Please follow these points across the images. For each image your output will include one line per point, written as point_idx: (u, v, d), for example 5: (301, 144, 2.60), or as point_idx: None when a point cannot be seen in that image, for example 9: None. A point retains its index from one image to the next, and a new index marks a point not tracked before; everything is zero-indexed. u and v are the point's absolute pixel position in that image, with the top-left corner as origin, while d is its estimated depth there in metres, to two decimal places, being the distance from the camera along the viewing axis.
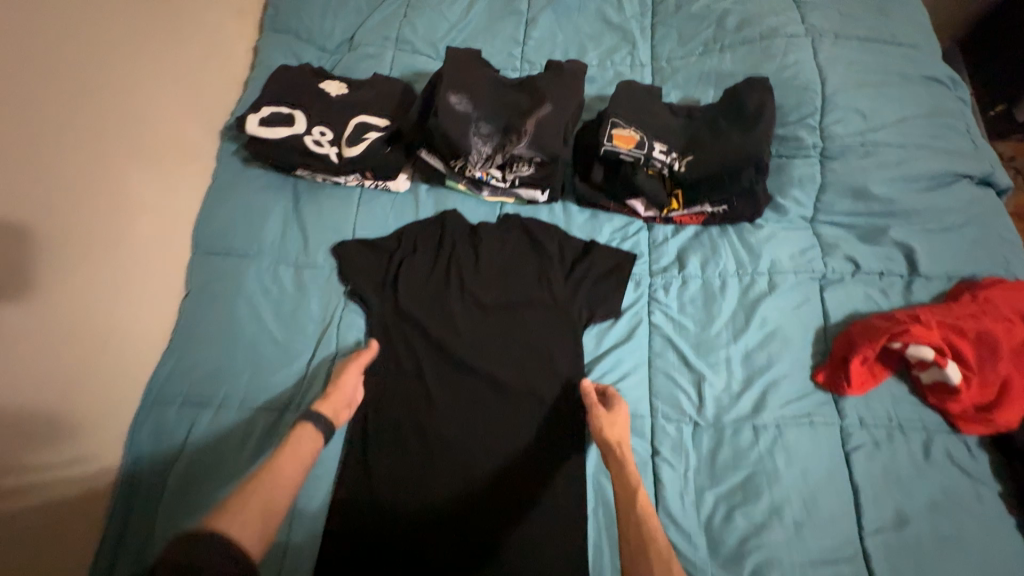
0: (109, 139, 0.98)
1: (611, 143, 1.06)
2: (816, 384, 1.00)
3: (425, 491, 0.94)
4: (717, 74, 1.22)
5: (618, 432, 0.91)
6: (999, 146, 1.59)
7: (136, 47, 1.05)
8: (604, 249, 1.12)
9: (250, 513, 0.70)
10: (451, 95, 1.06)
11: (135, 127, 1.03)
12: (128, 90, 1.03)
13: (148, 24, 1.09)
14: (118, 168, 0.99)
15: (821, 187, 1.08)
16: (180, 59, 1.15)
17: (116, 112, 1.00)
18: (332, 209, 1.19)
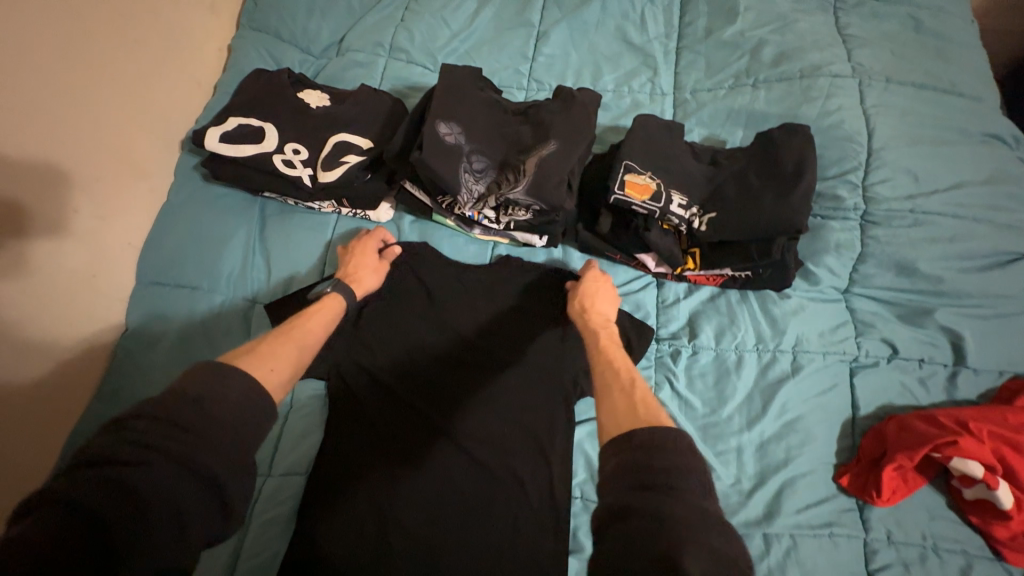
0: (45, 157, 0.85)
1: (622, 191, 0.90)
2: (839, 487, 0.87)
3: None
4: (749, 112, 1.08)
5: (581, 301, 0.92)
6: None
7: (77, 45, 0.91)
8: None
9: (276, 362, 0.66)
10: (441, 124, 0.91)
11: (76, 142, 0.90)
12: (73, 100, 0.90)
13: (104, 24, 0.95)
14: (37, 182, 0.84)
15: (860, 256, 0.94)
16: (129, 55, 1.00)
17: (39, 117, 0.85)
18: (302, 238, 1.06)
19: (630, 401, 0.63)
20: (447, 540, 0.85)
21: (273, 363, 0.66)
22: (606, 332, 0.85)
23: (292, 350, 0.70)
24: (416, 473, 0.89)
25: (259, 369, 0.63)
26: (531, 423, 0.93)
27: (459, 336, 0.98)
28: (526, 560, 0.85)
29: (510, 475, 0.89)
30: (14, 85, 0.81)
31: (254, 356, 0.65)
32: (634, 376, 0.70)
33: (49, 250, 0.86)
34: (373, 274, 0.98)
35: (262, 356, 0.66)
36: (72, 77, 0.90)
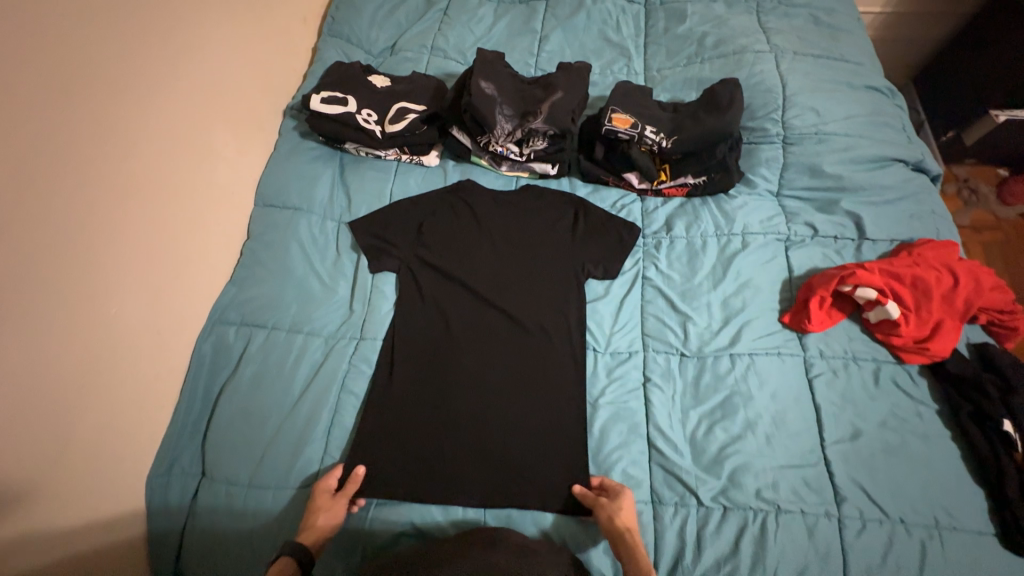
0: (205, 102, 1.21)
1: (611, 124, 1.27)
2: (784, 324, 1.18)
3: (446, 406, 1.11)
4: (699, 80, 1.48)
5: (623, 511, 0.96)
6: (960, 169, 2.08)
7: (228, 33, 1.29)
8: (603, 217, 1.32)
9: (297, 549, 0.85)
10: (481, 81, 1.29)
11: (223, 98, 1.27)
12: (223, 69, 1.27)
13: (242, 19, 1.34)
14: (204, 122, 1.20)
15: (784, 167, 1.31)
16: (255, 45, 1.38)
17: (206, 78, 1.21)
18: (373, 178, 1.42)
19: None
20: (497, 373, 1.15)
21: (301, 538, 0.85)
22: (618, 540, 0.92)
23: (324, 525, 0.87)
24: (470, 332, 1.20)
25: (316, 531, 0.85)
26: (553, 294, 1.24)
27: (495, 239, 1.31)
28: (555, 383, 1.14)
29: (542, 329, 1.20)
30: (196, 52, 1.18)
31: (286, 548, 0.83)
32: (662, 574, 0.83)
33: (206, 169, 1.21)
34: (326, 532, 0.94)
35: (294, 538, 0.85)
36: (224, 52, 1.27)
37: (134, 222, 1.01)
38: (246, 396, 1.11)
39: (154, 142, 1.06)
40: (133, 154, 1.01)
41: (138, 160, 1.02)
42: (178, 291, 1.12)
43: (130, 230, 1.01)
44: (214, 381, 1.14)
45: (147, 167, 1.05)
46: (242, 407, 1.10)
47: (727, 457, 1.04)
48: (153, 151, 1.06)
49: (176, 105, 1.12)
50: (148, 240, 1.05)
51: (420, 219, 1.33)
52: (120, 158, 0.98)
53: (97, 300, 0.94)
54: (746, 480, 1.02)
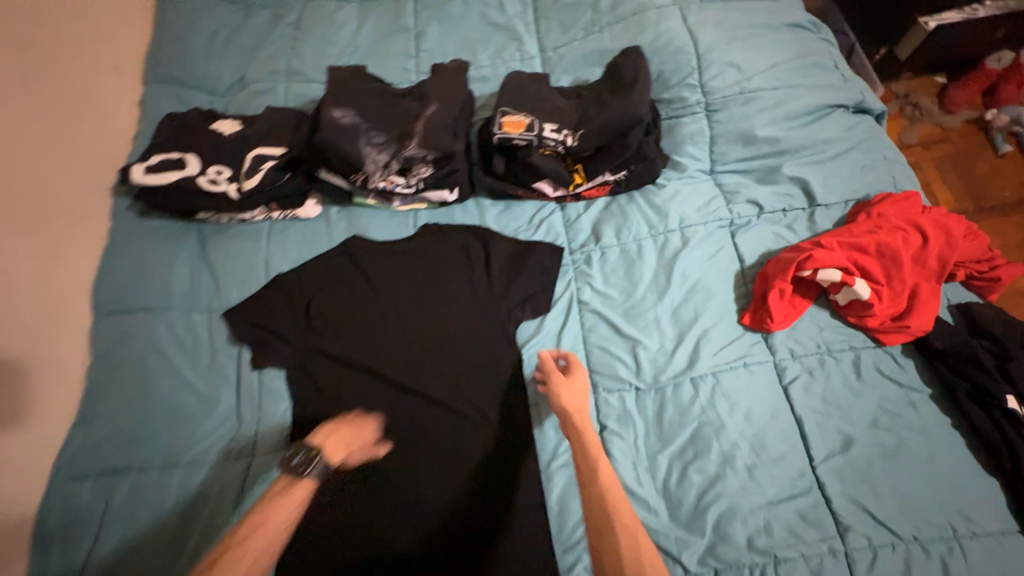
0: None
1: (502, 131, 1.06)
2: (745, 326, 1.01)
3: (375, 525, 0.91)
4: (600, 53, 1.27)
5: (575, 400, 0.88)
6: (897, 85, 1.88)
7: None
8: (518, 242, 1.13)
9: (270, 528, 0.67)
10: (334, 109, 1.05)
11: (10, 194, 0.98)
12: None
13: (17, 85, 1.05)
14: None
15: (712, 139, 1.12)
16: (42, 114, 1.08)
17: None
18: (241, 248, 1.17)
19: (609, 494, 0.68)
20: (428, 463, 0.96)
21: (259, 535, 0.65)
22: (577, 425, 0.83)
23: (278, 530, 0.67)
24: (387, 416, 0.99)
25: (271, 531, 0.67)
26: (476, 348, 1.05)
27: (399, 295, 1.10)
28: (497, 458, 0.96)
29: (472, 393, 1.01)
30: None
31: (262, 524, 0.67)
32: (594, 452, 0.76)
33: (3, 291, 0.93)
34: (339, 450, 0.80)
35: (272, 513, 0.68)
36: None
37: None
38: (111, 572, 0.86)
39: None
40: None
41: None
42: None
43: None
44: (70, 561, 0.87)
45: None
46: None
47: (708, 506, 0.88)
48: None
49: None
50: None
51: (308, 295, 1.10)
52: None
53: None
54: (734, 530, 0.86)
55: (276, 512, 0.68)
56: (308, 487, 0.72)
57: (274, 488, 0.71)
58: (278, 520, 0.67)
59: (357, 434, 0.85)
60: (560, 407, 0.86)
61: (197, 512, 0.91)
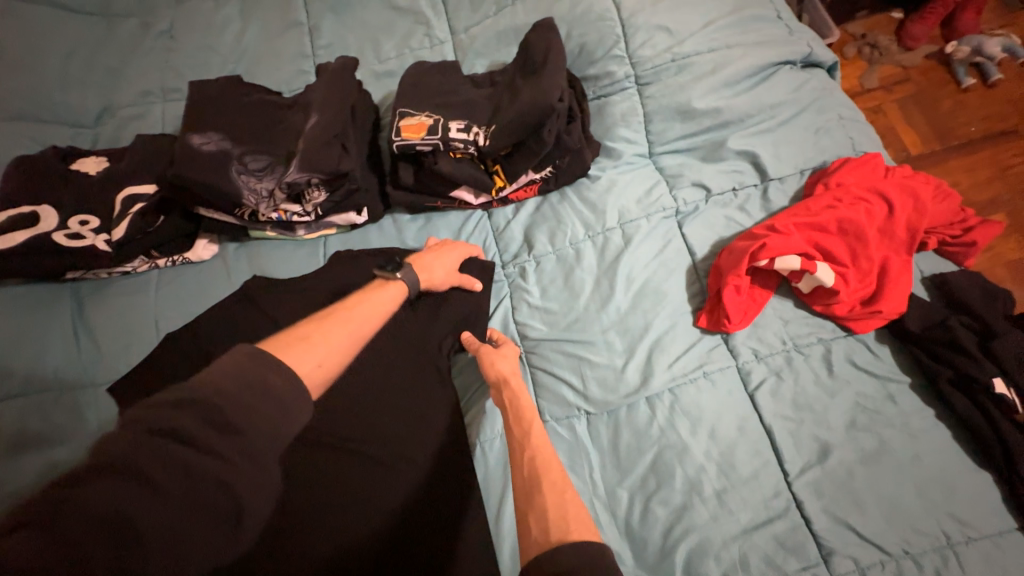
0: None
1: (400, 137, 0.90)
2: (702, 329, 0.89)
3: None
4: (515, 29, 1.10)
5: (511, 370, 0.83)
6: (851, 27, 1.75)
7: None
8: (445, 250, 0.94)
9: (316, 357, 0.56)
10: (194, 137, 0.88)
11: None
12: None
13: None
14: None
15: (646, 118, 0.98)
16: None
17: None
18: (126, 306, 1.01)
19: (565, 509, 0.57)
20: (359, 530, 0.79)
21: (313, 356, 0.56)
22: (520, 400, 0.78)
23: (329, 352, 0.58)
24: (303, 478, 0.82)
25: (305, 361, 0.55)
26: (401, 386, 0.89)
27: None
28: (439, 514, 0.80)
29: (403, 437, 0.86)
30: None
31: (292, 353, 0.55)
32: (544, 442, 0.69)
33: None
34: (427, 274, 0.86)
35: (305, 346, 0.56)
36: None
37: None
38: None
39: None
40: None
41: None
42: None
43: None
44: None
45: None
46: None
47: (676, 544, 0.77)
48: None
49: None
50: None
51: (204, 352, 0.93)
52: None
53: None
54: (707, 569, 0.75)
55: (354, 307, 0.67)
56: (400, 287, 0.76)
57: (362, 290, 0.74)
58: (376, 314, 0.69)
59: (444, 255, 0.91)
60: (496, 374, 0.82)
61: None
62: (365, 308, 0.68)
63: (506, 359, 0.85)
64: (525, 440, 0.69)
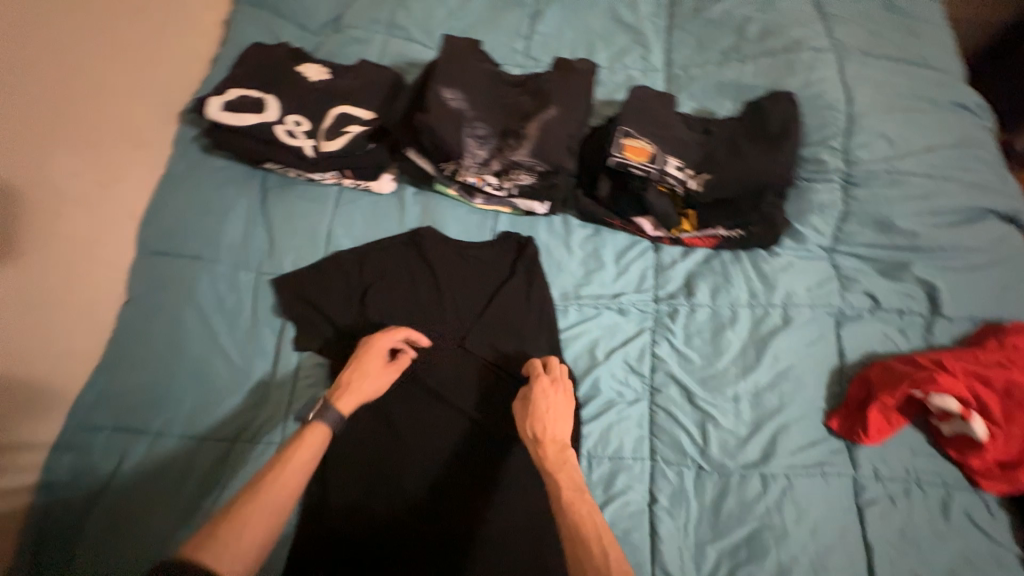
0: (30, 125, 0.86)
1: (621, 154, 0.93)
2: (830, 430, 0.92)
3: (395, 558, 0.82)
4: (737, 86, 1.14)
5: (546, 423, 0.81)
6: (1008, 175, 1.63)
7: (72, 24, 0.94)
8: (590, 284, 1.04)
9: (233, 548, 0.62)
10: (444, 90, 0.93)
11: (67, 112, 0.92)
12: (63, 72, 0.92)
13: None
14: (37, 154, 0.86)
15: (843, 215, 1.01)
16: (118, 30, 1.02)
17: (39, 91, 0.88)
18: (304, 211, 1.07)
19: None
20: (444, 507, 0.86)
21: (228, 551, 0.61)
22: (568, 466, 0.77)
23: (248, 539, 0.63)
24: (421, 437, 0.90)
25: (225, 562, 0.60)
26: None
27: (470, 318, 0.99)
28: (517, 526, 0.85)
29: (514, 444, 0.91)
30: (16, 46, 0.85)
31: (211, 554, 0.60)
32: (591, 520, 0.70)
33: (48, 217, 0.87)
34: (354, 399, 0.83)
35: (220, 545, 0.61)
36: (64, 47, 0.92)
37: None
38: (103, 533, 0.80)
39: None
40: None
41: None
42: (8, 398, 0.80)
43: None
44: (68, 513, 0.82)
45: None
46: (98, 555, 0.79)
47: None
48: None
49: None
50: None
51: (364, 282, 1.00)
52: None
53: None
54: None
55: (280, 469, 0.71)
56: (323, 431, 0.77)
57: (285, 445, 0.75)
58: (280, 481, 0.70)
59: (367, 365, 0.87)
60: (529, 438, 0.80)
61: (209, 490, 0.84)
62: (291, 472, 0.71)
63: (544, 413, 0.82)
64: (568, 524, 0.70)
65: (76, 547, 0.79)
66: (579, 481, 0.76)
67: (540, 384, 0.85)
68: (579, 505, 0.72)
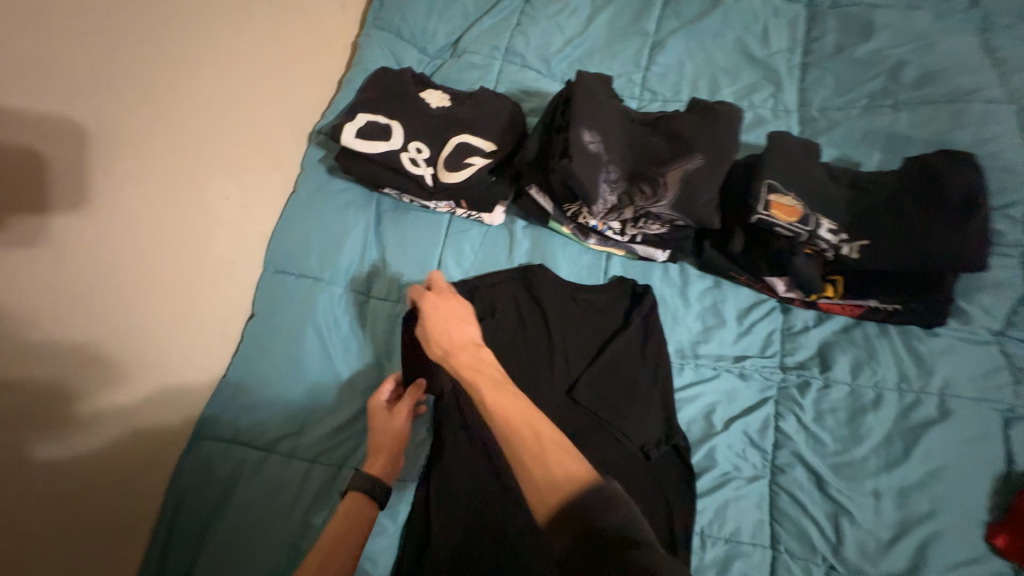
0: (206, 156, 0.96)
1: (767, 212, 0.86)
2: (992, 548, 0.79)
3: None
4: (888, 136, 1.03)
5: (444, 325, 0.81)
6: None
7: (257, 64, 1.05)
8: (709, 340, 0.97)
9: None
10: (584, 131, 0.89)
11: (234, 141, 1.00)
12: (238, 108, 1.01)
13: (273, 36, 1.08)
14: (207, 182, 0.95)
15: (1021, 298, 0.88)
16: (284, 65, 1.10)
17: (220, 125, 0.98)
18: (416, 238, 1.06)
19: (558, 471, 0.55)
20: None
21: None
22: (479, 367, 0.73)
23: None
24: None
25: None
26: (640, 455, 0.89)
27: (580, 366, 0.94)
28: None
29: None
30: (202, 80, 0.96)
31: None
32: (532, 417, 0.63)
33: (204, 237, 0.95)
34: (388, 420, 0.87)
35: None
36: (245, 83, 1.02)
37: (109, 326, 0.83)
38: (221, 547, 0.83)
39: (136, 224, 0.86)
40: (64, 199, 0.78)
41: (76, 208, 0.79)
42: (160, 402, 0.89)
43: (72, 315, 0.79)
44: (190, 523, 0.86)
45: (86, 213, 0.80)
46: (215, 568, 0.82)
47: None
48: (113, 210, 0.83)
49: (173, 170, 0.91)
50: (103, 325, 0.82)
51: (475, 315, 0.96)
52: (35, 211, 0.74)
53: (23, 410, 0.73)
54: None
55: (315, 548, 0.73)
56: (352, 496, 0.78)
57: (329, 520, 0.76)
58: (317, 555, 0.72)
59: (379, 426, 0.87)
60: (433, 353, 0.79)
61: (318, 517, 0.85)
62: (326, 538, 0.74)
63: (437, 315, 0.82)
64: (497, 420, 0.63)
65: (198, 558, 0.83)
66: (500, 376, 0.72)
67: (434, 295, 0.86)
68: (505, 400, 0.66)
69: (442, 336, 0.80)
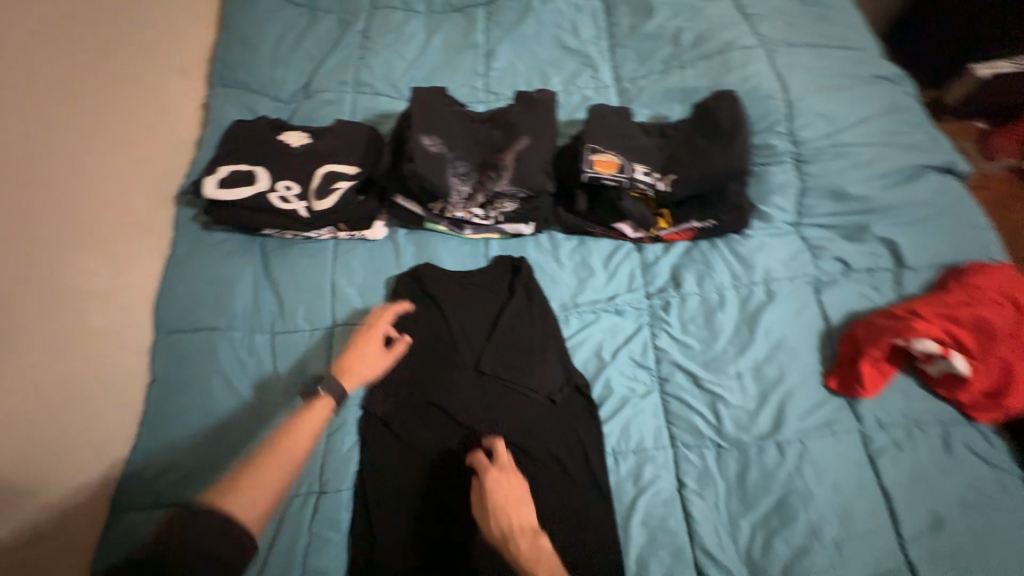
0: (64, 236, 0.95)
1: (592, 169, 1.03)
2: (829, 390, 0.98)
3: None
4: (682, 90, 1.24)
5: (506, 501, 0.80)
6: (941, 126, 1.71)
7: (97, 133, 1.04)
8: (584, 290, 1.11)
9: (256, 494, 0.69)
10: (423, 137, 1.02)
11: (92, 215, 1.00)
12: (88, 181, 1.00)
13: (105, 101, 1.07)
14: (72, 261, 0.95)
15: (801, 192, 1.10)
16: (120, 126, 1.08)
17: (74, 202, 0.97)
18: (305, 268, 1.12)
19: None
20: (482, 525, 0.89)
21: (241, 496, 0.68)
22: (540, 557, 0.74)
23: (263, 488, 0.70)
24: (454, 454, 0.95)
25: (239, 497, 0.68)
26: (547, 402, 1.00)
27: (480, 342, 1.04)
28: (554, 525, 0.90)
29: (542, 451, 0.96)
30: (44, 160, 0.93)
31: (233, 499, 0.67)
32: None
33: (81, 316, 0.95)
34: (370, 363, 0.93)
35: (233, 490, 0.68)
36: (88, 154, 1.02)
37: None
38: None
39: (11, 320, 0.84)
40: None
41: None
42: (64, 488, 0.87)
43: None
44: None
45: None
46: None
47: None
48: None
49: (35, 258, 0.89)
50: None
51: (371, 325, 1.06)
52: None
53: None
54: None
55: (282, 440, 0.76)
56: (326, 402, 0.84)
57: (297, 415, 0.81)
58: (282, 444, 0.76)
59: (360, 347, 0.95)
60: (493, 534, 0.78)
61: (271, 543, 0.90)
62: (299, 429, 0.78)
63: (502, 490, 0.81)
64: None
65: None
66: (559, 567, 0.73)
67: (497, 469, 0.83)
68: None
69: (503, 517, 0.78)
